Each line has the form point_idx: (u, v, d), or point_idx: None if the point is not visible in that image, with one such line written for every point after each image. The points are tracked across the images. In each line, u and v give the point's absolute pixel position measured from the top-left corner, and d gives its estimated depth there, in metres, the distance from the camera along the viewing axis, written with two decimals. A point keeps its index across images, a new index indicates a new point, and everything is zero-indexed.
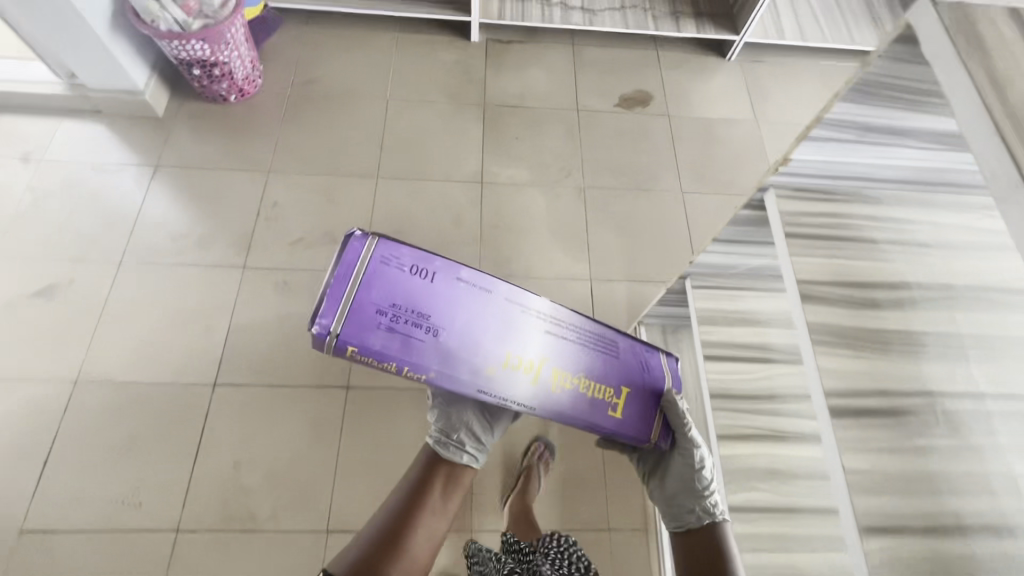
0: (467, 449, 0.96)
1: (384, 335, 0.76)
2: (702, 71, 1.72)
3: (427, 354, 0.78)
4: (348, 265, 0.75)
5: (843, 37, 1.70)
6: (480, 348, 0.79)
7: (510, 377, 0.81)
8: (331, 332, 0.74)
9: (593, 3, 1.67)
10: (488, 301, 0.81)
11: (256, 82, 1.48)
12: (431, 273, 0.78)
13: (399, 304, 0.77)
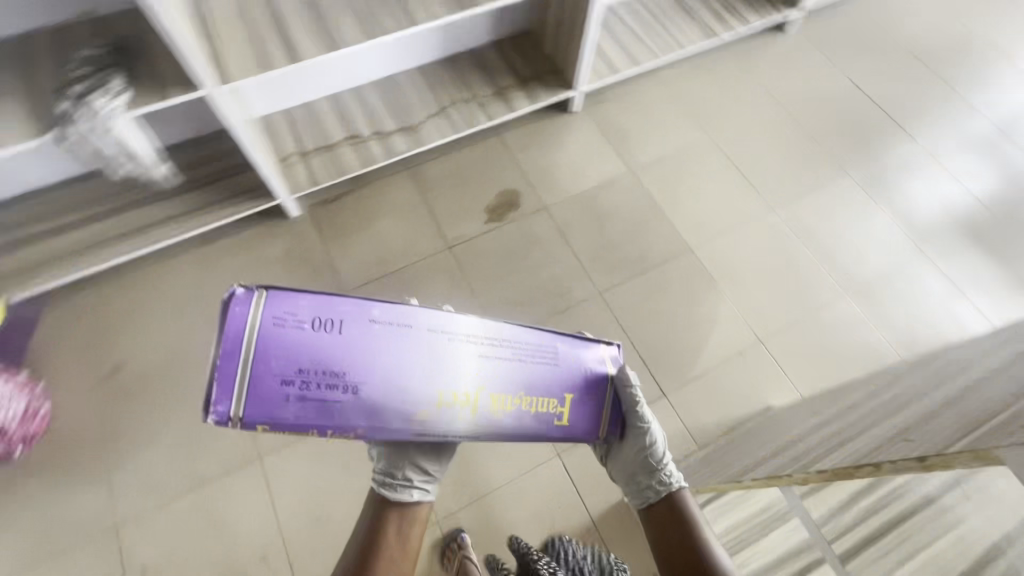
0: (417, 488, 0.82)
1: (298, 407, 0.53)
2: (555, 137, 1.55)
3: (353, 416, 0.55)
4: (231, 335, 0.50)
5: (673, 45, 1.59)
6: (407, 395, 0.56)
7: (447, 416, 0.59)
8: (232, 419, 0.51)
9: (411, 118, 1.43)
10: (413, 337, 0.57)
11: (44, 412, 1.10)
12: (341, 319, 0.54)
13: (309, 366, 0.52)
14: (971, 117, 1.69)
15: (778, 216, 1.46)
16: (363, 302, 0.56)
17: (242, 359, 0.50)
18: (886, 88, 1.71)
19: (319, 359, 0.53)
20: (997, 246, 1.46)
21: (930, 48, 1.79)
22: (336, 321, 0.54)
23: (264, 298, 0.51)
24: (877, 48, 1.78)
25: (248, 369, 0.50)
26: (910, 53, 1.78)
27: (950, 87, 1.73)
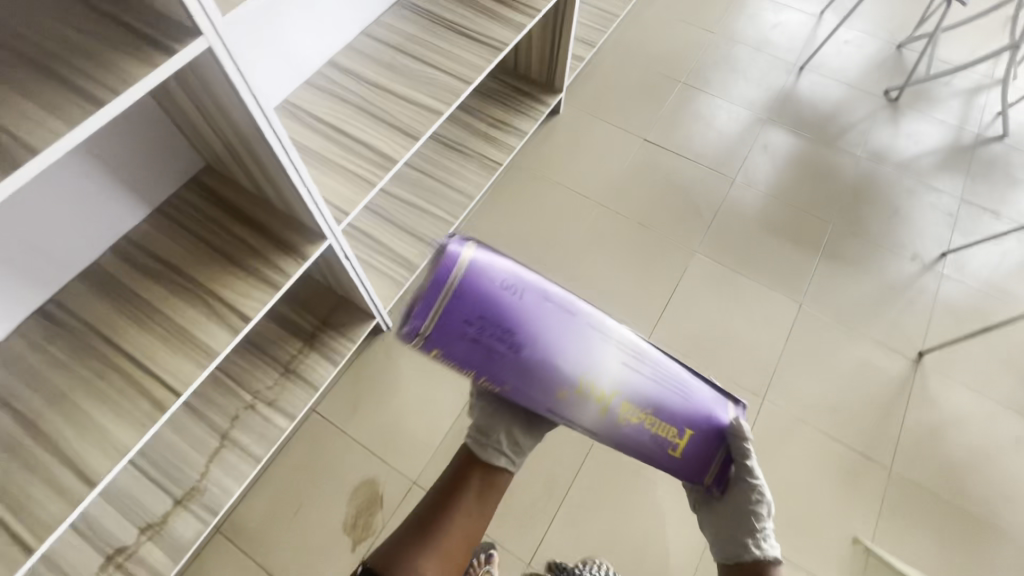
0: (508, 457, 0.83)
1: (471, 346, 0.63)
2: (384, 378, 1.22)
3: (509, 367, 0.66)
4: (447, 267, 0.59)
5: (461, 201, 1.35)
6: (560, 368, 0.68)
7: (577, 399, 0.71)
8: (419, 335, 0.61)
9: (189, 474, 1.02)
10: (579, 323, 0.68)
11: None
12: (524, 289, 0.64)
13: (491, 319, 0.62)
14: (765, 124, 1.64)
15: (657, 340, 1.29)
16: (543, 285, 0.67)
17: (444, 294, 0.60)
18: (680, 131, 1.60)
19: (499, 313, 0.63)
20: (852, 257, 1.40)
21: (694, 69, 1.71)
22: (524, 289, 0.64)
23: (472, 247, 0.60)
24: (651, 89, 1.67)
25: (447, 301, 0.60)
26: (681, 81, 1.69)
27: (731, 102, 1.67)
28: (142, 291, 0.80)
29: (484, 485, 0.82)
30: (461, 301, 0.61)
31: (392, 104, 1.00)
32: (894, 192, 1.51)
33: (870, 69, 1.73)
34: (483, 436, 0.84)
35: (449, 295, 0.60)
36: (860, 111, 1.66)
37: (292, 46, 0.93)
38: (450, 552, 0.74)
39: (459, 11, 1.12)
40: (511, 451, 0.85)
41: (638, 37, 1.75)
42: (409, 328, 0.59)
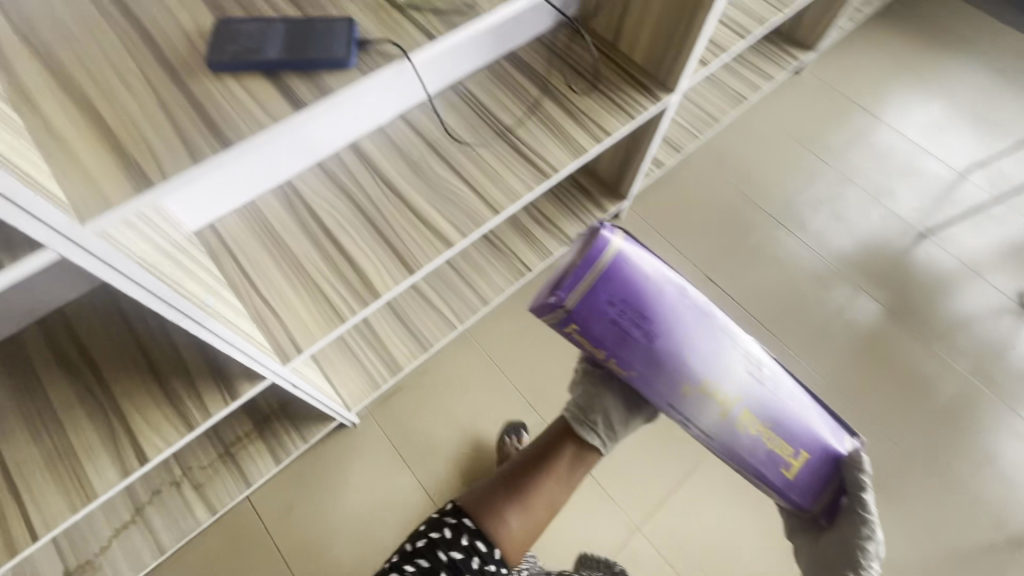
0: (604, 438, 0.72)
1: (608, 326, 0.65)
2: (331, 485, 1.10)
3: (635, 353, 0.66)
4: (597, 249, 0.64)
5: (468, 299, 1.16)
6: (686, 362, 0.65)
7: (698, 401, 0.66)
8: (564, 307, 0.64)
9: (89, 546, 0.92)
10: (710, 322, 0.66)
11: None
12: (663, 282, 0.65)
13: (631, 302, 0.64)
14: (856, 294, 1.36)
15: (647, 536, 1.10)
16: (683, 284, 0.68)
17: (593, 269, 0.63)
18: (750, 278, 1.36)
19: (637, 298, 0.64)
20: (915, 504, 1.14)
21: (788, 205, 1.46)
22: (661, 282, 0.65)
23: (624, 235, 0.64)
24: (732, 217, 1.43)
25: (592, 280, 0.63)
26: (768, 215, 1.44)
27: (822, 256, 1.40)
28: (47, 389, 0.69)
29: (576, 456, 0.73)
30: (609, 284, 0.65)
31: (400, 219, 0.84)
32: (995, 428, 1.21)
33: (1008, 259, 1.40)
34: (582, 409, 0.74)
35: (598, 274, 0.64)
36: (982, 307, 1.35)
37: (236, 172, 0.80)
38: (536, 509, 0.68)
39: (524, 122, 0.93)
40: (610, 432, 0.73)
41: (734, 150, 1.51)
42: (555, 298, 0.64)
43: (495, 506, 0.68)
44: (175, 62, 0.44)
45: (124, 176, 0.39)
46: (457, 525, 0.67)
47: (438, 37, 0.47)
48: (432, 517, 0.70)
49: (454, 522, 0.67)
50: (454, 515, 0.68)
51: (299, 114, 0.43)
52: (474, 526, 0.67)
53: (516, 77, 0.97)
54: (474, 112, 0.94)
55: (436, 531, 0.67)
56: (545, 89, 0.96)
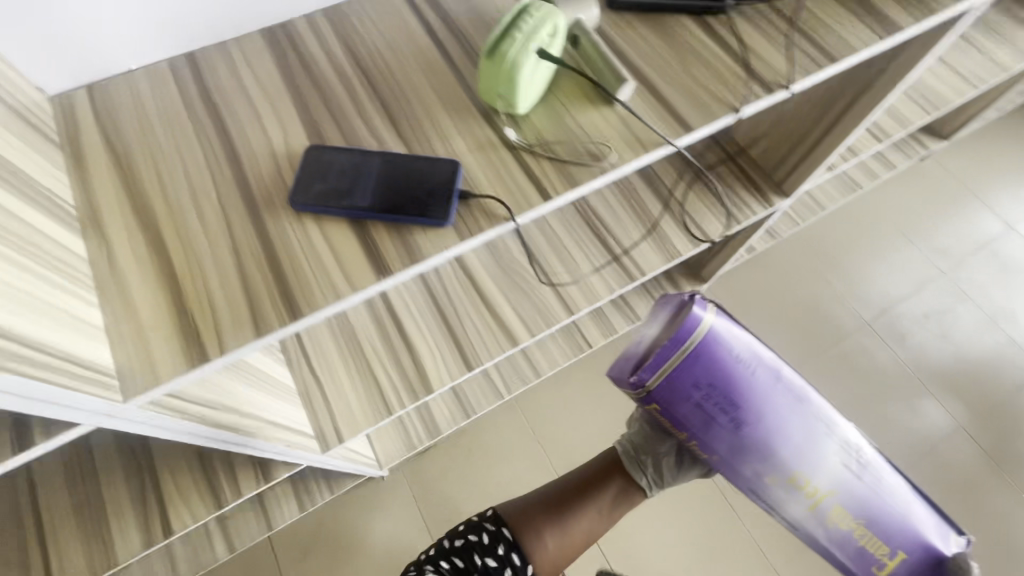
0: (650, 483, 0.71)
1: (692, 411, 0.54)
2: (352, 538, 1.06)
3: (720, 439, 0.55)
4: (682, 326, 0.51)
5: (522, 370, 1.06)
6: (777, 450, 0.54)
7: (785, 490, 0.55)
8: (643, 388, 0.52)
9: None
10: (804, 407, 0.54)
11: None
12: (756, 363, 0.53)
13: (721, 387, 0.52)
14: (955, 433, 1.19)
15: None
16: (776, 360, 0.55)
17: (678, 350, 0.51)
18: (833, 390, 1.21)
19: (729, 384, 0.52)
20: None
21: (890, 315, 1.29)
22: (756, 366, 0.53)
23: (716, 309, 0.51)
24: (823, 320, 1.28)
25: (677, 361, 0.51)
26: (865, 322, 1.28)
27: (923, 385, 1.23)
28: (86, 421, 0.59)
29: (625, 491, 0.71)
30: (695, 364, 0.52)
31: (466, 301, 0.78)
32: None
33: None
34: (637, 450, 0.73)
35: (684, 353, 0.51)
36: None
37: None
38: (576, 532, 0.65)
39: (644, 249, 0.83)
40: (659, 477, 0.72)
41: (836, 245, 1.35)
42: (635, 377, 0.52)
43: (535, 518, 0.66)
44: (256, 193, 0.39)
45: (179, 343, 0.34)
46: (495, 533, 0.65)
47: (553, 197, 0.40)
48: (472, 519, 0.68)
49: (492, 529, 0.65)
50: (493, 522, 0.66)
51: (380, 282, 0.37)
52: (512, 536, 0.64)
53: (641, 188, 0.81)
54: (590, 228, 0.80)
55: (474, 534, 0.65)
56: (670, 209, 0.81)
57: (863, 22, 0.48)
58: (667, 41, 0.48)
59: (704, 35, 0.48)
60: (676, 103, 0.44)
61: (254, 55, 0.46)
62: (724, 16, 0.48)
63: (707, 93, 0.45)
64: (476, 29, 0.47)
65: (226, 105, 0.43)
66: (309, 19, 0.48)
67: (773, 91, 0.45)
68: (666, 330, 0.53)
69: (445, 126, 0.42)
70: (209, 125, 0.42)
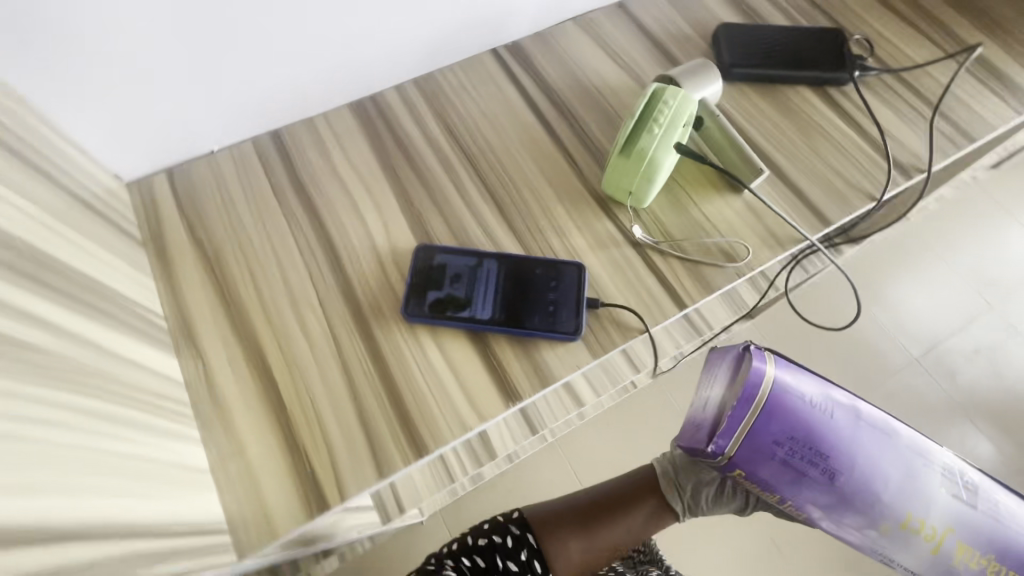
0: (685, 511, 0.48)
1: (775, 473, 0.38)
2: None
3: (815, 498, 0.38)
4: (748, 378, 0.37)
5: None
6: (882, 500, 0.37)
7: (898, 542, 0.38)
8: (722, 458, 0.37)
9: None
10: (897, 440, 0.38)
11: None
12: (832, 398, 0.38)
13: (804, 436, 0.37)
14: (1010, 476, 1.12)
15: None
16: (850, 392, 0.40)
17: (748, 406, 0.37)
18: None
19: (817, 430, 0.37)
20: None
21: (939, 350, 1.21)
22: (832, 403, 0.38)
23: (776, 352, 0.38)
24: (867, 359, 1.19)
25: (754, 420, 0.37)
26: (914, 358, 1.20)
27: (976, 424, 1.16)
28: None
29: (655, 514, 0.48)
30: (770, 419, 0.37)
31: None
32: None
33: None
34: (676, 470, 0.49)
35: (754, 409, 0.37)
36: None
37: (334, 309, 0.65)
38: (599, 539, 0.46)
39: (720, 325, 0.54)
40: (695, 507, 0.48)
41: (887, 276, 1.26)
42: (711, 448, 0.37)
43: (559, 534, 0.46)
44: (362, 302, 0.35)
45: (295, 490, 0.30)
46: (513, 538, 0.46)
47: (687, 305, 0.36)
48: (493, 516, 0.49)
49: (518, 532, 0.46)
50: (519, 525, 0.47)
51: (509, 409, 0.33)
52: (537, 544, 0.46)
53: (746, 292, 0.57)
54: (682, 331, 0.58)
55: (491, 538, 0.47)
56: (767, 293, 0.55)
57: (1001, 97, 0.45)
58: (789, 114, 0.44)
59: (829, 109, 0.44)
60: (810, 191, 0.40)
61: (343, 133, 0.42)
62: (847, 88, 0.45)
63: (839, 177, 0.41)
64: (581, 103, 0.44)
65: (320, 194, 0.39)
66: (399, 91, 0.44)
67: (911, 175, 0.41)
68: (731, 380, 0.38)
69: (561, 220, 0.39)
70: (303, 218, 0.38)
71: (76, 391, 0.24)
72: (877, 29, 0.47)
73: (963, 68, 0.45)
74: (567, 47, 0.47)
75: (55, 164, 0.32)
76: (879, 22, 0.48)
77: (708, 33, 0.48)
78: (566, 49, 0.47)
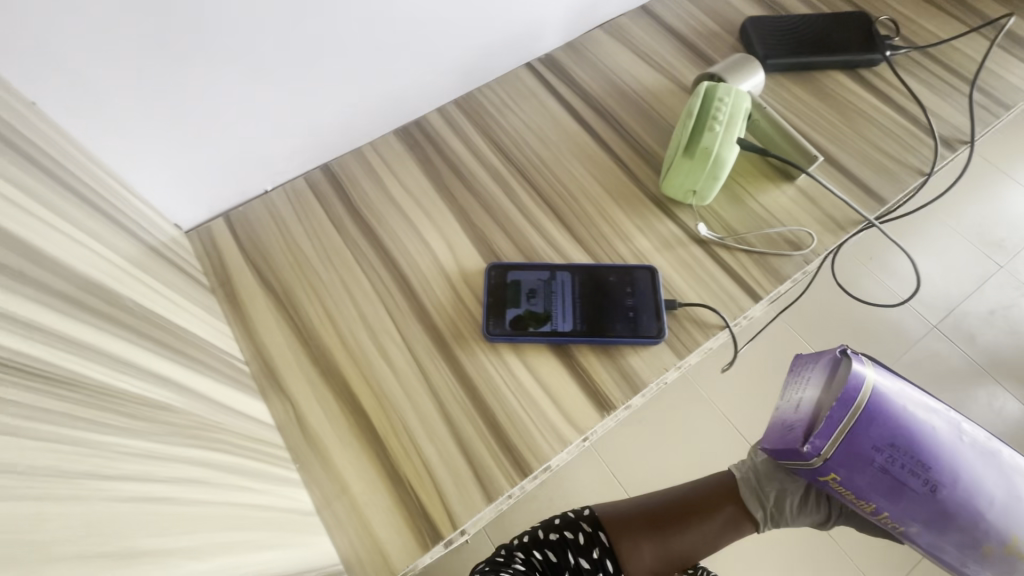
0: (767, 514, 0.45)
1: (873, 480, 0.38)
2: None
3: (914, 512, 0.37)
4: (847, 380, 0.37)
5: None
6: (993, 521, 0.36)
7: (1006, 569, 0.37)
8: (818, 459, 0.38)
9: None
10: (1003, 462, 0.38)
11: None
12: (933, 412, 0.38)
13: (906, 444, 0.37)
14: None
15: None
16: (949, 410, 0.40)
17: (847, 409, 0.37)
18: None
19: (918, 440, 0.37)
20: None
21: (955, 316, 1.22)
22: (933, 414, 0.38)
23: (874, 358, 0.38)
24: (882, 331, 1.20)
25: (852, 423, 0.37)
26: (933, 325, 1.21)
27: (1002, 385, 1.17)
28: None
29: (729, 522, 0.47)
30: (870, 424, 0.37)
31: None
32: None
33: None
34: (761, 475, 0.47)
35: (853, 414, 0.37)
36: None
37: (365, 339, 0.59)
38: (672, 540, 0.47)
39: None
40: (779, 514, 0.46)
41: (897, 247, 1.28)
42: (807, 448, 0.37)
43: (632, 537, 0.47)
44: (441, 326, 0.35)
45: (406, 525, 0.29)
46: (590, 535, 0.47)
47: (761, 295, 0.36)
48: (564, 511, 0.51)
49: (588, 530, 0.48)
50: (590, 521, 0.49)
51: (605, 420, 0.33)
52: (608, 542, 0.47)
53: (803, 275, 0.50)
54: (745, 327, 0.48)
55: (569, 531, 0.48)
56: None
57: None
58: (825, 98, 0.45)
59: (865, 92, 0.45)
60: (860, 174, 0.41)
61: (392, 160, 0.42)
62: (878, 69, 0.45)
63: (885, 156, 0.42)
64: (623, 109, 0.44)
65: (380, 223, 0.39)
66: (441, 113, 0.45)
67: (955, 148, 0.42)
68: (827, 384, 0.39)
69: (623, 225, 0.39)
70: (368, 248, 0.38)
71: (214, 449, 0.23)
72: (897, 9, 0.49)
73: (988, 40, 0.47)
74: (598, 55, 0.48)
75: (128, 218, 0.32)
76: (899, 3, 0.49)
77: (735, 28, 0.49)
78: (599, 57, 0.47)
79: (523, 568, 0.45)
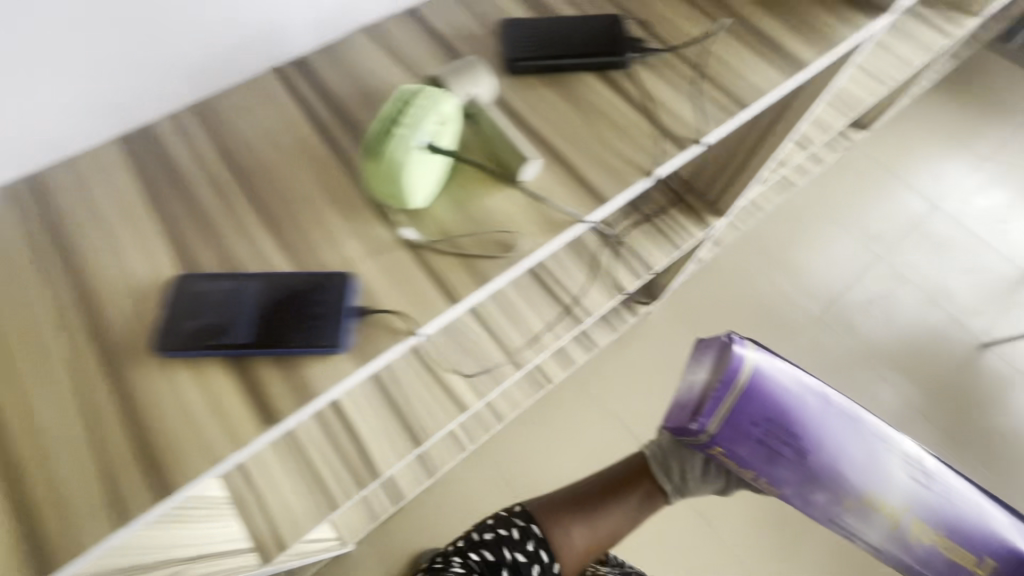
0: (673, 486, 0.56)
1: (753, 449, 0.51)
2: None
3: (785, 472, 0.50)
4: (729, 365, 0.50)
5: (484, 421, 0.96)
6: (845, 475, 0.48)
7: (855, 510, 0.48)
8: (704, 434, 0.52)
9: None
10: (859, 427, 0.49)
11: None
12: (804, 388, 0.50)
13: (778, 419, 0.50)
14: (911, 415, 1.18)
15: None
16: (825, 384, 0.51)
17: (729, 393, 0.50)
18: None
19: (786, 415, 0.50)
20: None
21: (836, 306, 1.27)
22: (803, 391, 0.50)
23: (755, 346, 0.51)
24: (766, 324, 1.24)
25: (733, 402, 0.50)
26: (814, 315, 1.26)
27: (877, 371, 1.21)
28: None
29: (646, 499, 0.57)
30: (749, 403, 0.50)
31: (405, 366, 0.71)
32: None
33: None
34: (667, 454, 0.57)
35: (735, 395, 0.50)
36: None
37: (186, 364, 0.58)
38: (599, 526, 0.54)
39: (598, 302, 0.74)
40: (684, 485, 0.57)
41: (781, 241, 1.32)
42: (696, 425, 0.51)
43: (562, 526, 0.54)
44: (113, 341, 0.33)
45: (18, 557, 0.28)
46: (524, 528, 0.54)
47: (457, 299, 0.36)
48: (499, 512, 0.58)
49: (522, 525, 0.55)
50: (522, 517, 0.56)
51: (267, 434, 0.32)
52: (541, 534, 0.54)
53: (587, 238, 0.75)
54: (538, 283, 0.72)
55: (502, 528, 0.55)
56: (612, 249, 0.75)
57: (768, 62, 0.47)
58: (569, 98, 0.45)
59: (609, 92, 0.45)
60: (587, 172, 0.41)
61: (106, 167, 0.40)
62: (624, 69, 0.46)
63: (615, 154, 0.42)
64: (365, 111, 0.44)
65: (75, 236, 0.37)
66: (172, 118, 0.43)
67: (685, 147, 0.43)
68: (714, 367, 0.51)
69: (336, 231, 0.38)
70: (55, 262, 0.36)
71: None
72: (653, 10, 0.49)
73: (733, 41, 0.48)
74: (351, 56, 0.47)
75: None
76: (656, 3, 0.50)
77: (495, 28, 0.49)
78: (353, 57, 0.47)
79: (462, 570, 0.53)
